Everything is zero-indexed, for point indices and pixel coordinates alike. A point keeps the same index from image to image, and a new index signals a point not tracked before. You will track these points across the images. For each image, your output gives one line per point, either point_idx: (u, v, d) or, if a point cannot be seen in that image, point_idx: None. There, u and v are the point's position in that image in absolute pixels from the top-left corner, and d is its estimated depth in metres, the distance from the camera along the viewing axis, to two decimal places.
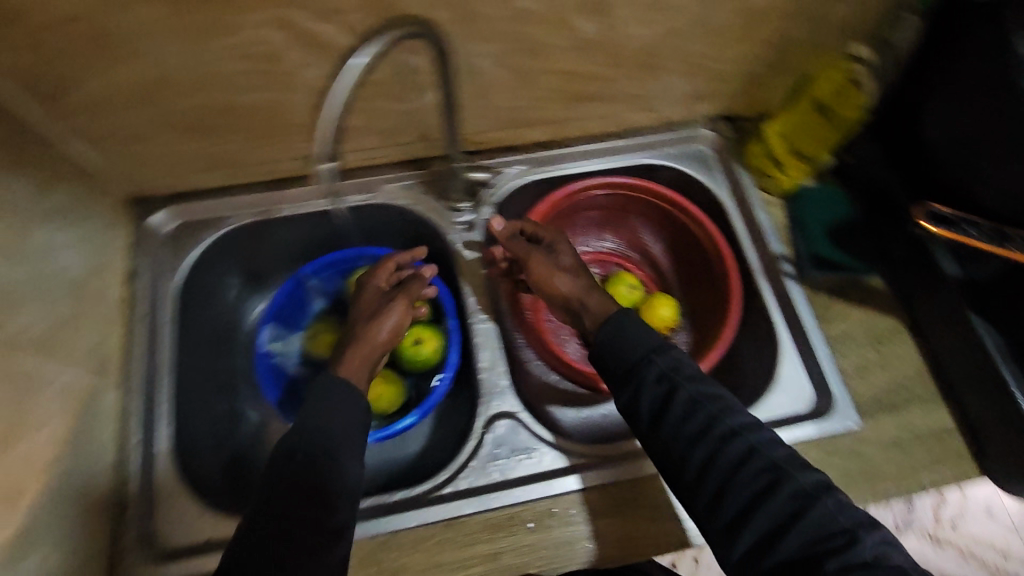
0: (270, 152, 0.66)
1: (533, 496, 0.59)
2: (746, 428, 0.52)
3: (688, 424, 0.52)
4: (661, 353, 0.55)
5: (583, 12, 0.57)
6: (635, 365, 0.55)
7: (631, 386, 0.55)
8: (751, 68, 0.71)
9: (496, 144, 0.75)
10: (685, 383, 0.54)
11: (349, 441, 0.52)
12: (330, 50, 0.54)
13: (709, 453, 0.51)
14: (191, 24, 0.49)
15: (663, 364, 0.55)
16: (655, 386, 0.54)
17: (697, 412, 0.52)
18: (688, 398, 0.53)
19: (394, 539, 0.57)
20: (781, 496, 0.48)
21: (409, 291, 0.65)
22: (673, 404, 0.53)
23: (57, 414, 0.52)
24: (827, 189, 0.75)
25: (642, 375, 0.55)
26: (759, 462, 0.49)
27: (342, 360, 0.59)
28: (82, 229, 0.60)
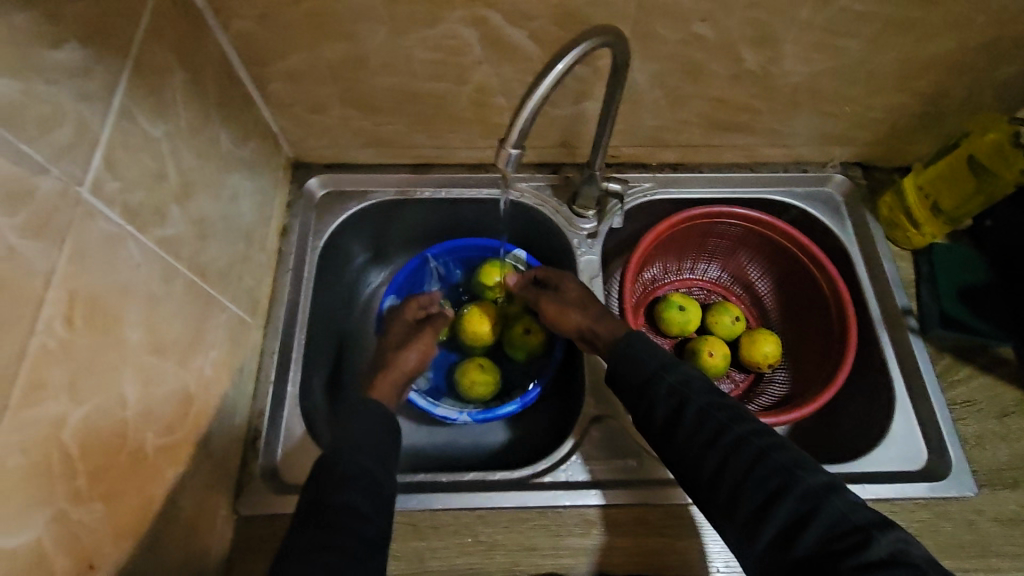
0: (426, 137, 0.71)
1: (623, 500, 0.59)
2: (755, 434, 0.50)
3: (698, 435, 0.51)
4: (671, 368, 0.55)
5: (753, 43, 0.59)
6: (648, 380, 0.55)
7: (645, 401, 0.55)
8: (900, 119, 0.71)
9: (628, 159, 0.78)
10: (695, 396, 0.53)
11: (370, 431, 0.54)
12: (513, 51, 0.59)
13: (720, 459, 0.49)
14: (402, 14, 0.55)
15: (674, 379, 0.54)
16: (667, 399, 0.53)
17: (705, 422, 0.51)
18: (697, 407, 0.52)
19: (437, 519, 0.59)
20: (792, 497, 0.46)
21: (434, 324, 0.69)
22: (684, 416, 0.52)
23: (221, 344, 0.57)
24: (961, 250, 0.73)
25: (654, 389, 0.54)
26: (771, 464, 0.48)
27: (375, 383, 0.63)
28: (259, 182, 0.66)
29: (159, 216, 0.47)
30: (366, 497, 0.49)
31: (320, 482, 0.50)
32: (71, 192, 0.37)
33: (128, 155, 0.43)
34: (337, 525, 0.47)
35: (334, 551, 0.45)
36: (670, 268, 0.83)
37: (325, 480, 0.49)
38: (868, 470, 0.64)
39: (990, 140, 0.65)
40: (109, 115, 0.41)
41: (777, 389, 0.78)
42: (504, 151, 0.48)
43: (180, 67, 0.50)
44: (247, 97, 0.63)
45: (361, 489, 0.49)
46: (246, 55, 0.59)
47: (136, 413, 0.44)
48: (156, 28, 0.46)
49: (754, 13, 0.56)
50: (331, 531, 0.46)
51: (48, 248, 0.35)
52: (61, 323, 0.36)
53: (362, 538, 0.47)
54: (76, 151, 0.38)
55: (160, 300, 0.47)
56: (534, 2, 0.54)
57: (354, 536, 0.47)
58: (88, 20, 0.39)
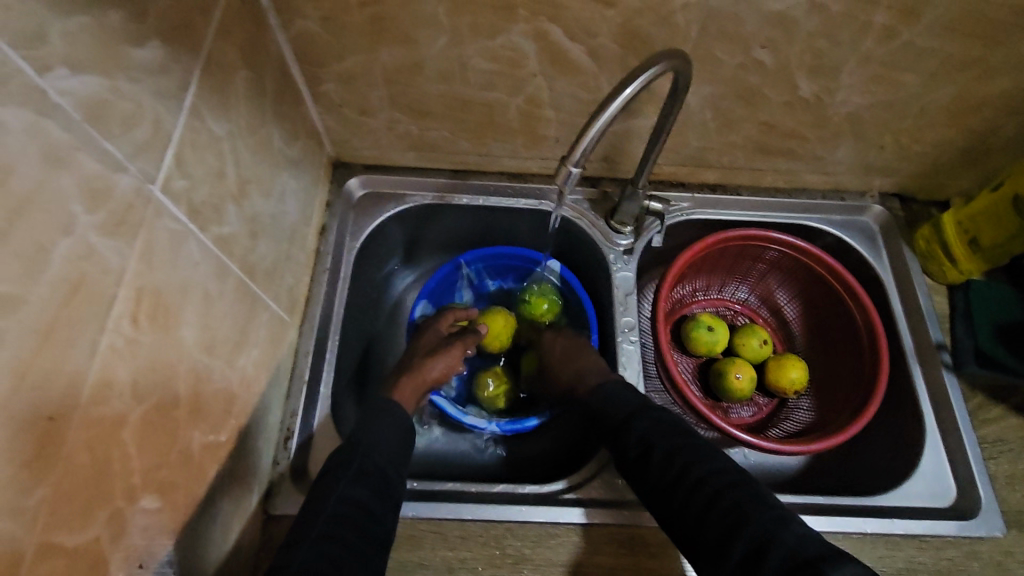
0: (471, 144, 0.71)
1: (616, 520, 0.59)
2: (717, 474, 0.50)
3: (667, 471, 0.52)
4: (642, 412, 0.56)
5: (809, 70, 0.60)
6: (621, 422, 0.57)
7: (618, 443, 0.56)
8: (943, 153, 0.72)
9: (667, 177, 0.78)
10: (663, 434, 0.54)
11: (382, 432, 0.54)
12: (570, 66, 0.59)
13: (683, 500, 0.50)
14: (466, 24, 0.55)
15: (642, 424, 0.55)
16: (635, 443, 0.55)
17: (673, 460, 0.52)
18: (662, 449, 0.53)
19: (456, 530, 0.58)
20: (751, 533, 0.46)
21: (466, 341, 0.68)
22: (653, 452, 0.53)
23: (262, 343, 0.57)
24: (1001, 289, 0.73)
25: (626, 432, 0.56)
26: (726, 502, 0.48)
27: (397, 388, 0.62)
28: (303, 180, 0.66)
29: (218, 214, 0.47)
30: (372, 497, 0.49)
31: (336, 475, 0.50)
32: (144, 190, 0.37)
33: (195, 153, 0.43)
34: (349, 520, 0.46)
35: (343, 540, 0.44)
36: (701, 287, 0.83)
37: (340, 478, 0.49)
38: (897, 504, 0.64)
39: None
40: (182, 113, 0.41)
41: (802, 415, 0.78)
42: (565, 169, 0.48)
43: (244, 66, 0.50)
44: (299, 96, 0.63)
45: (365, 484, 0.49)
46: (303, 55, 0.59)
47: (187, 411, 0.44)
48: (226, 26, 0.47)
49: (815, 42, 0.56)
50: (343, 526, 0.45)
51: (122, 246, 0.35)
52: (129, 323, 0.36)
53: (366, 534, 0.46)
54: (153, 149, 0.38)
55: (213, 299, 0.47)
56: (600, 20, 0.54)
57: (360, 530, 0.46)
58: (168, 19, 0.39)
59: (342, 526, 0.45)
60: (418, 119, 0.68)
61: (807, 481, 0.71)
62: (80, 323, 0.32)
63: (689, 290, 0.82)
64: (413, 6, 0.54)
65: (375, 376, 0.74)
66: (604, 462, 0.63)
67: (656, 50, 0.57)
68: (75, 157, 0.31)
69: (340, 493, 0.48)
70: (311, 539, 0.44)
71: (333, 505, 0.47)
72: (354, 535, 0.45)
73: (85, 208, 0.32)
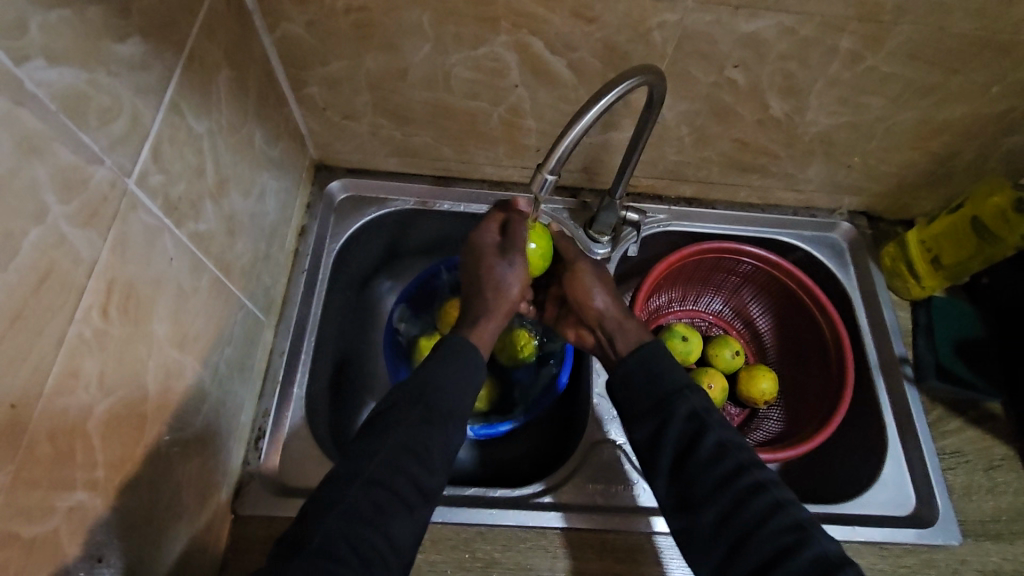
0: (453, 151, 0.72)
1: (597, 525, 0.60)
2: (772, 483, 0.51)
3: (715, 469, 0.51)
4: (693, 390, 0.55)
5: (779, 91, 0.62)
6: (668, 397, 0.55)
7: (658, 416, 0.54)
8: (908, 174, 0.74)
9: (645, 189, 0.80)
10: (713, 425, 0.53)
11: (465, 377, 0.53)
12: (551, 78, 0.61)
13: (733, 502, 0.50)
14: (448, 33, 0.57)
15: (695, 404, 0.54)
16: (683, 424, 0.53)
17: (723, 458, 0.52)
18: (716, 441, 0.52)
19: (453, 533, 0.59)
20: (805, 553, 0.46)
21: (519, 243, 0.60)
22: (701, 443, 0.52)
23: (235, 340, 0.57)
24: (962, 308, 0.75)
25: (673, 409, 0.54)
26: (786, 518, 0.48)
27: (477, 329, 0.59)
28: (284, 180, 0.67)
29: (195, 210, 0.47)
30: (439, 446, 0.50)
31: (395, 415, 0.50)
32: (119, 183, 0.38)
33: (174, 149, 0.43)
34: (397, 493, 0.46)
35: (394, 490, 0.46)
36: (676, 297, 0.85)
37: (407, 417, 0.50)
38: (859, 512, 0.66)
39: (994, 203, 0.68)
40: (161, 108, 0.41)
41: (771, 425, 0.80)
42: (540, 176, 0.50)
43: (227, 65, 0.51)
44: (282, 98, 0.63)
45: (431, 430, 0.50)
46: (288, 58, 0.60)
47: (155, 406, 0.43)
48: (210, 26, 0.47)
49: (784, 64, 0.59)
50: (397, 473, 0.47)
51: (95, 237, 0.35)
52: (98, 314, 0.36)
53: (420, 489, 0.48)
54: (130, 143, 0.38)
55: (187, 295, 0.47)
56: (580, 35, 0.56)
57: (412, 478, 0.48)
58: (151, 16, 0.39)
59: (401, 467, 0.47)
60: (401, 124, 0.69)
61: None
62: (48, 313, 0.32)
63: (665, 300, 0.84)
64: (397, 15, 0.55)
65: (353, 378, 0.74)
66: (576, 466, 0.64)
67: (633, 65, 0.59)
68: (50, 147, 0.32)
69: (407, 436, 0.49)
70: (365, 476, 0.46)
71: (389, 447, 0.48)
72: (409, 487, 0.47)
73: (57, 199, 0.32)
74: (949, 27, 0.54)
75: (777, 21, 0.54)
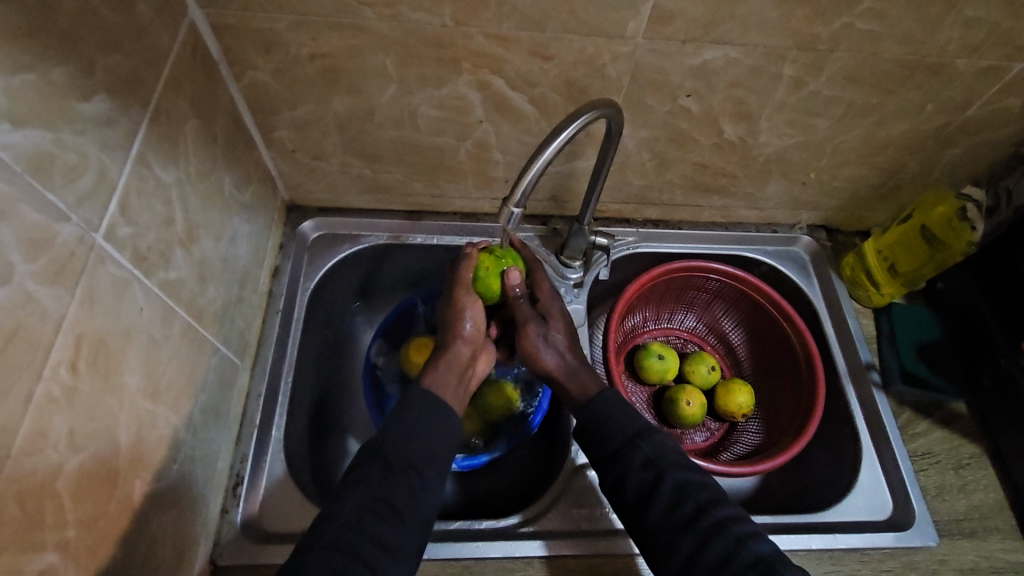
0: (423, 185, 0.74)
1: (587, 550, 0.60)
2: (732, 520, 0.51)
3: (676, 515, 0.52)
4: (645, 438, 0.56)
5: (731, 117, 0.65)
6: (621, 449, 0.56)
7: (617, 470, 0.55)
8: (860, 189, 0.78)
9: (613, 214, 0.83)
10: (671, 470, 0.54)
11: (433, 424, 0.53)
12: (514, 113, 0.63)
13: (696, 544, 0.50)
14: (410, 75, 0.58)
15: (648, 450, 0.55)
16: (641, 471, 0.54)
17: (682, 502, 0.52)
18: (674, 486, 0.53)
19: (443, 566, 0.58)
20: None
21: (462, 284, 0.62)
22: (659, 491, 0.53)
23: (209, 388, 0.56)
24: (921, 312, 0.78)
25: (628, 460, 0.55)
26: (747, 556, 0.49)
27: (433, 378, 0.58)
28: (255, 223, 0.67)
29: (164, 259, 0.47)
30: (405, 498, 0.50)
31: (363, 473, 0.50)
32: (87, 239, 0.38)
33: (141, 201, 0.44)
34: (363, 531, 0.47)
35: (362, 547, 0.47)
36: (650, 317, 0.87)
37: (369, 473, 0.50)
38: (839, 520, 0.67)
39: (941, 212, 0.72)
40: (128, 161, 0.42)
41: (750, 438, 0.82)
42: (507, 210, 0.51)
43: (193, 115, 0.52)
44: (251, 142, 0.64)
45: (396, 482, 0.50)
46: (256, 104, 0.61)
47: (127, 461, 0.43)
48: (176, 79, 0.48)
49: (733, 91, 0.62)
50: (357, 532, 0.47)
51: (63, 294, 0.36)
52: (67, 370, 0.36)
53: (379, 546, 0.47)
54: (98, 198, 0.39)
55: (158, 344, 0.46)
56: (539, 72, 0.59)
57: (373, 534, 0.47)
58: (116, 74, 0.40)
59: (364, 524, 0.48)
60: (371, 163, 0.70)
61: (759, 503, 0.74)
62: (14, 373, 0.32)
63: (641, 319, 0.86)
64: (361, 60, 0.56)
65: (334, 414, 0.74)
66: (558, 493, 0.64)
67: (593, 97, 0.61)
68: (14, 208, 0.32)
69: (372, 492, 0.49)
70: (342, 519, 0.48)
71: (356, 511, 0.48)
72: (368, 548, 0.47)
73: (22, 258, 0.33)
74: (882, 52, 0.58)
75: (724, 52, 0.57)
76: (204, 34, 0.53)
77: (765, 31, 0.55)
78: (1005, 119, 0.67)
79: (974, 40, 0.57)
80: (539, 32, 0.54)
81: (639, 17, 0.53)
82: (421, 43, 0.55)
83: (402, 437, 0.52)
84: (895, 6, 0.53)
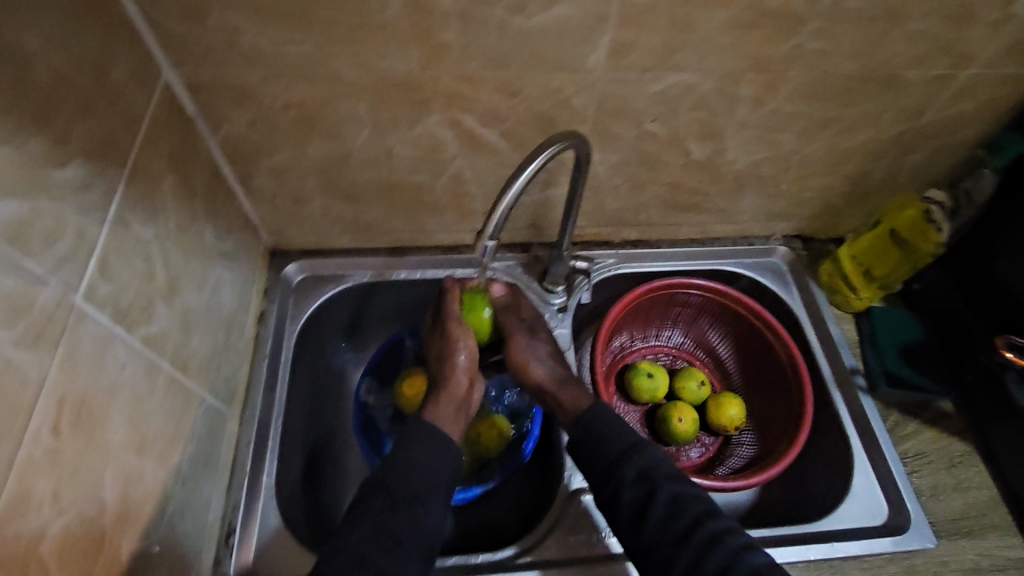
0: (404, 222, 0.75)
1: None
2: (727, 532, 0.51)
3: (670, 529, 0.52)
4: (639, 450, 0.56)
5: (697, 138, 0.68)
6: (614, 463, 0.56)
7: (609, 487, 0.55)
8: (830, 198, 0.80)
9: (592, 237, 0.84)
10: (664, 483, 0.54)
11: (434, 454, 0.54)
12: (486, 148, 0.65)
13: (693, 558, 0.50)
14: (383, 118, 0.60)
15: (642, 463, 0.55)
16: (634, 485, 0.54)
17: (676, 517, 0.52)
18: (668, 499, 0.53)
19: None
20: None
21: (451, 317, 0.64)
22: (652, 506, 0.53)
23: (197, 438, 0.56)
24: (899, 315, 0.80)
25: (620, 476, 0.55)
26: (744, 567, 0.48)
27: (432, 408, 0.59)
28: (238, 271, 0.68)
29: (146, 313, 0.48)
30: (410, 530, 0.50)
31: (367, 505, 0.51)
32: (66, 301, 0.38)
33: (121, 259, 0.45)
34: (372, 562, 0.48)
35: None
36: (637, 336, 0.87)
37: (374, 504, 0.51)
38: (836, 528, 0.67)
39: (908, 216, 0.75)
40: (106, 223, 0.43)
41: (745, 450, 0.82)
42: (481, 243, 0.53)
43: (171, 171, 0.53)
44: (231, 192, 0.66)
45: (400, 513, 0.51)
46: (234, 155, 0.63)
47: (114, 519, 0.43)
48: (152, 137, 0.50)
49: (697, 114, 0.64)
50: (364, 566, 0.47)
51: (42, 358, 0.36)
52: (49, 432, 0.36)
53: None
54: (76, 260, 0.40)
55: (143, 399, 0.47)
56: (507, 108, 0.61)
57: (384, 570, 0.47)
58: (91, 139, 0.42)
59: (368, 557, 0.48)
60: (351, 203, 0.71)
61: (760, 517, 0.74)
62: None
63: (629, 339, 0.87)
64: (334, 107, 0.58)
65: (326, 455, 0.74)
66: (553, 521, 0.64)
67: (561, 127, 0.63)
68: None
69: (377, 523, 0.50)
70: (350, 549, 0.48)
71: (358, 543, 0.48)
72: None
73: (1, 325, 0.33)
74: (833, 69, 0.60)
75: (683, 78, 0.60)
76: (178, 93, 0.54)
77: (720, 57, 0.58)
78: (960, 124, 0.69)
79: (920, 53, 0.60)
80: (503, 71, 0.56)
81: (598, 51, 0.56)
82: (391, 88, 0.57)
83: (404, 470, 0.53)
84: (840, 26, 0.56)
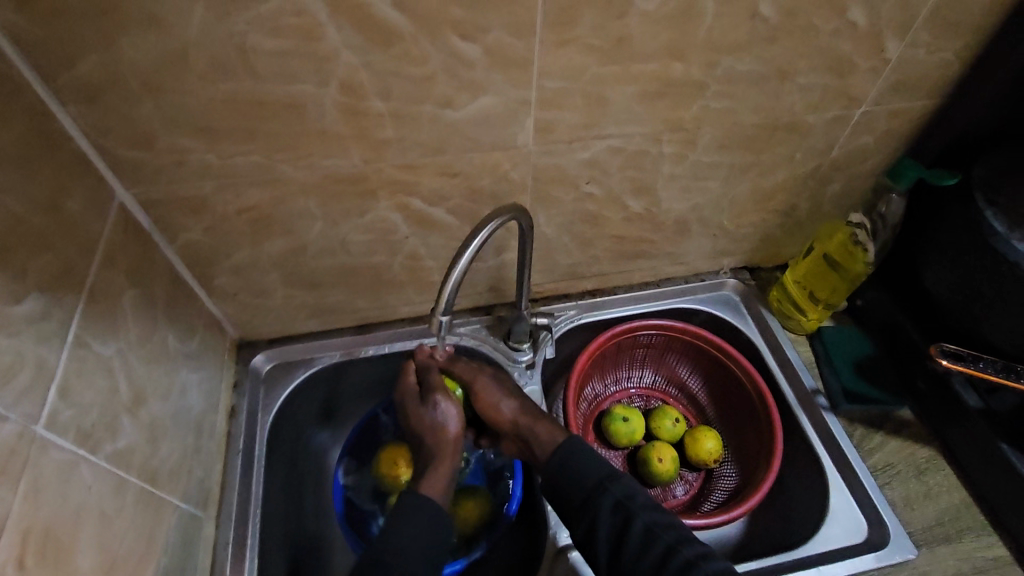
0: (367, 301, 0.78)
1: None
2: (702, 557, 0.52)
3: (647, 556, 0.54)
4: (614, 479, 0.58)
5: (632, 193, 0.72)
6: (591, 493, 0.58)
7: (586, 519, 0.57)
8: (766, 231, 0.85)
9: (550, 292, 0.87)
10: (640, 511, 0.56)
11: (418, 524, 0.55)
12: (435, 225, 0.69)
13: None
14: (335, 209, 0.63)
15: (618, 493, 0.57)
16: (611, 516, 0.56)
17: (652, 544, 0.54)
18: (643, 528, 0.55)
19: None
20: None
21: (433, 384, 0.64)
22: (628, 534, 0.55)
23: (172, 549, 0.55)
24: (849, 331, 0.84)
25: (598, 507, 0.57)
26: None
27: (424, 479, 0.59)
28: (205, 370, 0.69)
29: (111, 431, 0.48)
30: None
31: None
32: (28, 432, 0.39)
33: (82, 382, 0.46)
34: None
35: None
36: (608, 381, 0.89)
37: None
38: (820, 552, 0.68)
39: (837, 242, 0.80)
40: (66, 347, 0.45)
41: (727, 482, 0.83)
42: (436, 320, 0.55)
43: (130, 286, 0.55)
44: (192, 295, 0.67)
45: None
46: (193, 260, 0.65)
47: None
48: (110, 257, 0.52)
49: (628, 173, 0.69)
50: None
51: (5, 493, 0.36)
52: (15, 569, 0.36)
53: None
54: (36, 391, 0.41)
55: (111, 518, 0.47)
56: (449, 188, 0.65)
57: None
58: (47, 271, 0.43)
59: None
60: (312, 290, 0.74)
61: (749, 551, 0.75)
62: None
63: (600, 385, 0.89)
64: (285, 206, 0.61)
65: (310, 545, 0.73)
66: None
67: (504, 199, 0.67)
68: None
69: None
70: None
71: None
72: None
73: None
74: (741, 121, 0.66)
75: (607, 144, 0.65)
76: (133, 210, 0.57)
77: (638, 123, 0.63)
78: (866, 154, 0.76)
79: (814, 99, 0.66)
80: (441, 156, 0.61)
81: (525, 130, 0.61)
82: (339, 184, 0.61)
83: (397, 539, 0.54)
84: (739, 86, 0.62)
